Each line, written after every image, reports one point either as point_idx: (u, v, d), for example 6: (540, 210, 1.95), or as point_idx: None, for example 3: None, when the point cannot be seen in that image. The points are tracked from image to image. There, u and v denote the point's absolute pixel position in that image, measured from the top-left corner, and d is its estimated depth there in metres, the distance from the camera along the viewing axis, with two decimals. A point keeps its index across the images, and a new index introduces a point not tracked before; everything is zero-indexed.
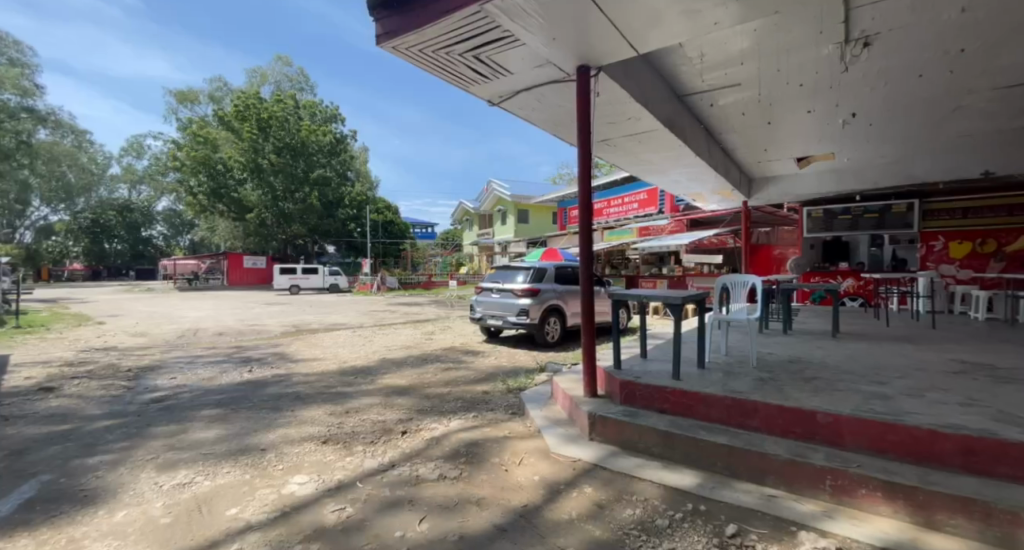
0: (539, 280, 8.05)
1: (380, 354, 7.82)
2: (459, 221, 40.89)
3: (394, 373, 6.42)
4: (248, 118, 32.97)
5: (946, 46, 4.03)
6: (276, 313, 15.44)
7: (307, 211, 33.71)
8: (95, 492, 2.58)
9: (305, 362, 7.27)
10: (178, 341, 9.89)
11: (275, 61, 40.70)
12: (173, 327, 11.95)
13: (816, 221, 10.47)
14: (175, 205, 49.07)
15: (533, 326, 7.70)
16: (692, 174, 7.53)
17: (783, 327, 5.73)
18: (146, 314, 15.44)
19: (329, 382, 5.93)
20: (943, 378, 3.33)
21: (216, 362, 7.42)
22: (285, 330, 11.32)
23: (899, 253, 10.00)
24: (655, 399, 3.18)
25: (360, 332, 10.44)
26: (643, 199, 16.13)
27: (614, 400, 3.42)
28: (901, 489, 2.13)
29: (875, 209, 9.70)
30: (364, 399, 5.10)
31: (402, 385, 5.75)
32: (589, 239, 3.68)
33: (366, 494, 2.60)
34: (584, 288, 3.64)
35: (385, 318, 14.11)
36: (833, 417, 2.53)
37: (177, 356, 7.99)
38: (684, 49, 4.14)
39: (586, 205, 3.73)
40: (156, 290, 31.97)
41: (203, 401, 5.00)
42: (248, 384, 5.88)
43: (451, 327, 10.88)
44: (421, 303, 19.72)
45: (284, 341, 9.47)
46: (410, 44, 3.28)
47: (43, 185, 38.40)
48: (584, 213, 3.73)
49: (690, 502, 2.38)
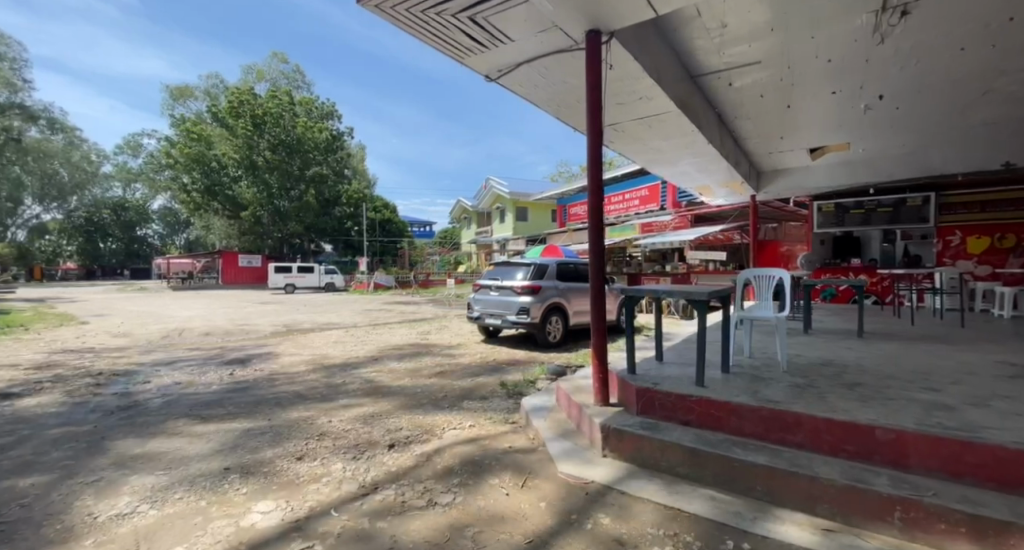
0: (540, 277, 7.64)
1: (373, 354, 7.39)
2: (457, 219, 40.39)
3: (386, 374, 5.97)
4: (243, 115, 32.50)
5: (991, 16, 3.62)
6: (269, 313, 15.02)
7: (303, 210, 33.25)
8: (12, 528, 2.16)
9: (293, 363, 6.84)
10: (163, 341, 9.44)
11: (272, 57, 40.12)
12: (159, 327, 11.50)
13: (827, 216, 10.11)
14: (171, 203, 48.49)
15: (534, 325, 7.30)
16: (702, 163, 7.13)
17: (804, 326, 5.32)
18: (135, 314, 15.04)
19: (314, 385, 5.48)
20: (1003, 383, 2.91)
21: (197, 364, 6.97)
22: (276, 329, 10.92)
23: (911, 250, 9.76)
24: (678, 409, 2.76)
25: (353, 332, 9.99)
26: (647, 195, 15.90)
27: (629, 410, 3.00)
28: (991, 525, 1.72)
29: (888, 204, 9.37)
30: (351, 403, 4.66)
31: (393, 387, 5.30)
32: (600, 227, 3.26)
33: (340, 526, 2.18)
34: (594, 283, 3.23)
35: (381, 317, 13.70)
36: (896, 433, 2.13)
37: (158, 358, 7.56)
38: (702, 18, 3.74)
39: (597, 187, 3.32)
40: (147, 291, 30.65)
41: (175, 408, 4.57)
42: (227, 387, 5.43)
43: (448, 327, 10.47)
44: (419, 301, 19.31)
45: (274, 341, 9.05)
46: (396, 1, 2.87)
47: (35, 183, 37.79)
48: (595, 196, 3.32)
49: (729, 537, 1.97)
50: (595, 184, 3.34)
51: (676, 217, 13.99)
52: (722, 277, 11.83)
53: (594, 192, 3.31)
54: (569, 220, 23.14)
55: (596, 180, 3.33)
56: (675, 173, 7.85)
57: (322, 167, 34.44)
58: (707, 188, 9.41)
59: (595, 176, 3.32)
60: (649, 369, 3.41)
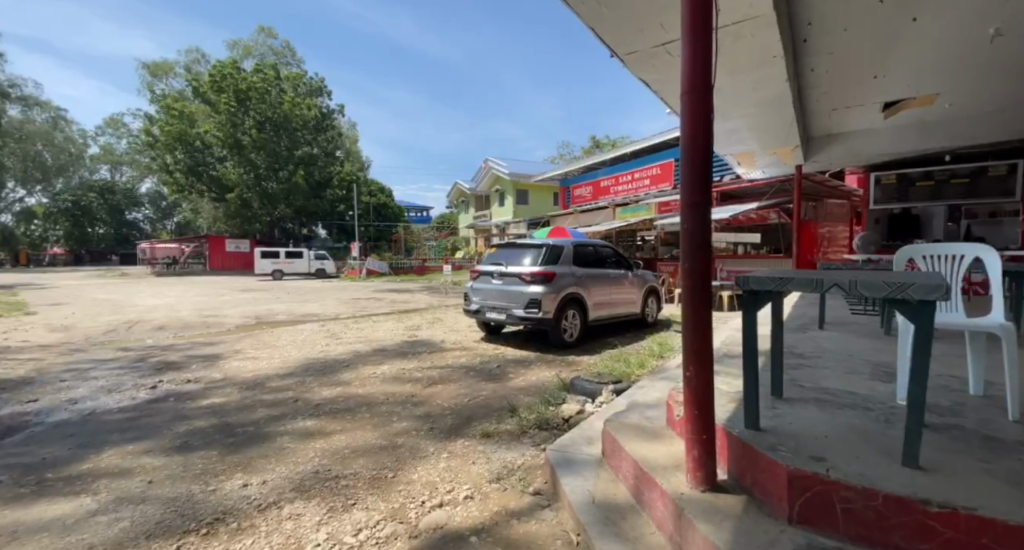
0: (554, 262, 6.19)
1: (347, 355, 5.94)
2: (455, 203, 38.73)
3: (356, 387, 4.50)
4: (225, 90, 30.56)
5: None
6: (245, 302, 13.57)
7: (292, 192, 31.51)
8: None
9: (244, 367, 5.39)
10: (105, 337, 8.00)
11: (258, 32, 38.05)
12: (113, 319, 10.02)
13: (887, 189, 8.76)
14: (159, 186, 46.79)
15: (547, 322, 5.87)
16: (759, 115, 5.60)
17: (884, 329, 4.02)
18: (95, 303, 13.54)
19: (255, 404, 4.01)
20: None
21: (126, 369, 5.51)
22: (244, 322, 9.46)
23: (974, 231, 8.31)
24: (893, 529, 1.33)
25: (331, 325, 8.56)
26: (657, 174, 16.22)
27: (768, 511, 1.58)
28: None
29: (964, 172, 7.93)
30: (293, 437, 3.19)
31: (361, 406, 3.85)
32: (702, 172, 1.75)
33: None
34: (693, 275, 1.73)
35: (368, 307, 12.27)
36: None
37: (80, 360, 6.09)
38: None
39: (698, 87, 1.75)
40: (98, 282, 23.76)
41: (30, 450, 3.07)
42: (135, 408, 3.96)
43: (442, 320, 9.06)
44: (412, 290, 17.88)
45: (234, 338, 7.59)
46: None
47: (14, 163, 36.18)
48: (692, 110, 1.77)
49: None
50: (695, 79, 1.76)
51: None
52: (755, 262, 10.49)
53: (694, 102, 1.76)
54: (573, 202, 21.65)
55: (697, 73, 1.75)
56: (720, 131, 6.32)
57: (311, 147, 32.55)
58: (749, 155, 7.86)
59: (693, 66, 1.74)
60: (772, 418, 1.94)
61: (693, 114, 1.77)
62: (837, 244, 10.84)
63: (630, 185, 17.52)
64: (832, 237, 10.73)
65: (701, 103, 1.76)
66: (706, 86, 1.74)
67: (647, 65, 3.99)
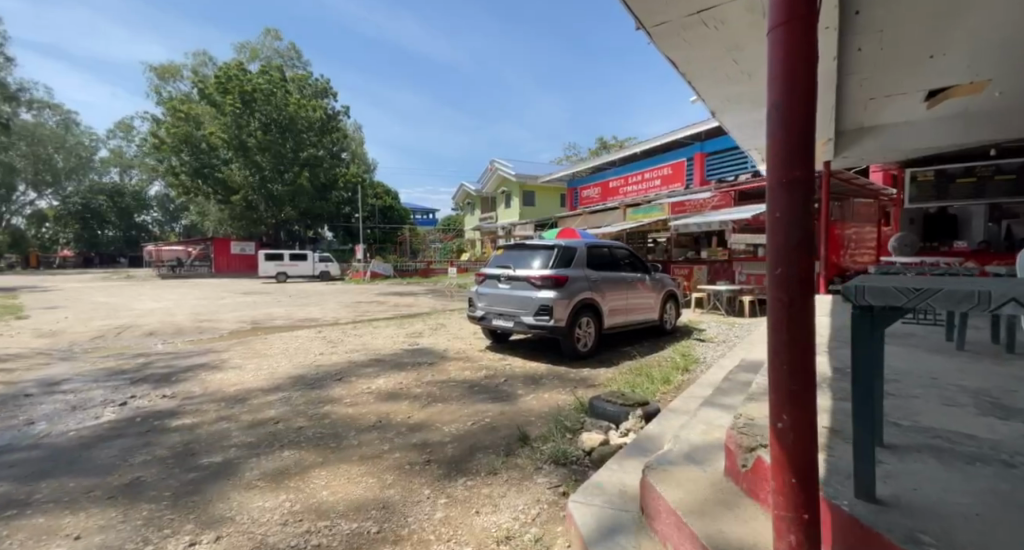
0: (565, 265, 5.67)
1: (341, 365, 5.46)
2: (461, 205, 38.31)
3: (346, 404, 4.02)
4: (231, 91, 30.37)
5: None
6: (243, 306, 13.16)
7: (297, 194, 31.24)
8: None
9: (228, 379, 4.92)
10: (91, 343, 7.60)
11: (264, 34, 38.00)
12: (105, 324, 9.62)
13: (923, 186, 8.15)
14: (166, 189, 46.92)
15: (558, 331, 5.35)
16: None
17: (956, 344, 3.49)
18: (92, 306, 13.19)
19: (230, 426, 3.53)
20: None
21: (102, 381, 5.07)
22: (238, 327, 9.01)
23: (1017, 232, 7.70)
24: None
25: (328, 332, 8.09)
26: (668, 173, 15.67)
27: None
28: None
29: (1010, 169, 7.29)
30: (263, 473, 2.69)
31: (349, 430, 3.35)
32: (805, 141, 1.18)
33: None
34: (790, 289, 1.18)
35: (369, 311, 11.80)
36: None
37: (55, 371, 5.65)
38: None
39: (796, 16, 1.19)
40: (103, 285, 23.64)
41: None
42: (95, 430, 3.50)
43: (446, 325, 8.56)
44: (416, 293, 17.40)
45: (224, 345, 7.14)
46: None
47: (23, 165, 36.35)
48: (787, 52, 1.20)
49: None
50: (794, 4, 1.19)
51: (718, 194, 11.78)
52: None
53: (792, 39, 1.19)
54: (581, 203, 21.14)
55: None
56: (745, 122, 5.78)
57: (317, 149, 32.32)
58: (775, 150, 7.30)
59: None
60: (890, 487, 1.42)
61: (788, 56, 1.20)
62: (865, 246, 10.21)
63: (640, 185, 16.95)
64: (859, 238, 10.11)
65: (801, 38, 1.19)
66: (811, 13, 1.17)
67: (677, 38, 3.47)
